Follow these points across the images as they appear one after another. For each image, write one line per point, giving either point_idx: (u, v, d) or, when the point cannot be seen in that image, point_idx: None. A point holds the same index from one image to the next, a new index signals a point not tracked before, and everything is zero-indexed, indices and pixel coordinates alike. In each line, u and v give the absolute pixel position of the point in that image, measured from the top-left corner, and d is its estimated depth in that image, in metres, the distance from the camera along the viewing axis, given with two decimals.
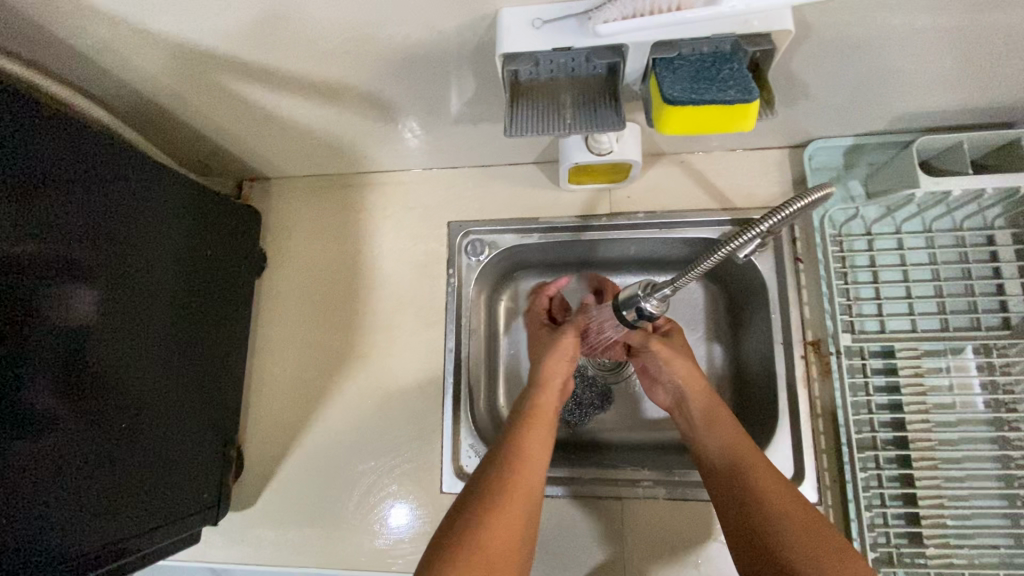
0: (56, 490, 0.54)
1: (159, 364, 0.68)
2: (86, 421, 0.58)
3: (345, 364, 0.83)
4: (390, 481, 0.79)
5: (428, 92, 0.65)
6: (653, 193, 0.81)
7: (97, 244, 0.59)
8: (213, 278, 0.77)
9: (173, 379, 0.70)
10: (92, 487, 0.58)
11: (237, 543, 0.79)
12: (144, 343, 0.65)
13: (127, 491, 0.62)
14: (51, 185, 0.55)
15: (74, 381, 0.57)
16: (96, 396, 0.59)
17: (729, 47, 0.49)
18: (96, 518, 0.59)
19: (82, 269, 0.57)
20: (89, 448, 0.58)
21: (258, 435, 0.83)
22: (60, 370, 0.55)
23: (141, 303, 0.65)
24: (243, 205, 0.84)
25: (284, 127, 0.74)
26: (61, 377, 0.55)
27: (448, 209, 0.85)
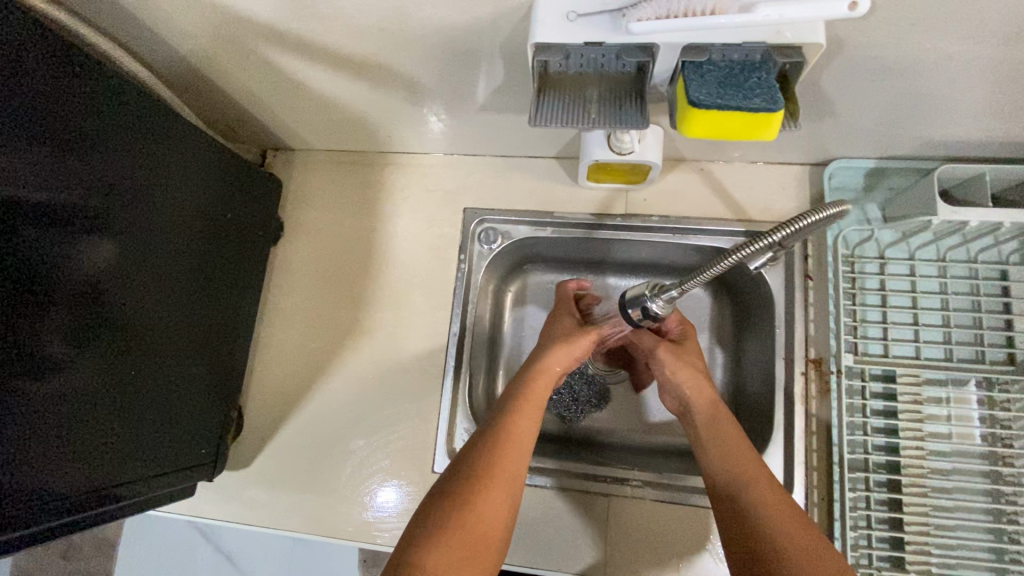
0: (61, 429, 0.56)
1: (169, 319, 0.69)
2: (95, 368, 0.59)
3: (351, 338, 0.84)
4: (384, 456, 0.80)
5: (457, 76, 0.66)
6: (670, 198, 0.81)
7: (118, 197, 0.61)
8: (229, 241, 0.78)
9: (182, 335, 0.71)
10: (95, 431, 0.60)
11: (229, 501, 0.81)
12: (156, 297, 0.67)
13: (127, 440, 0.64)
14: (79, 134, 0.56)
15: (87, 326, 0.58)
16: (106, 344, 0.61)
17: (760, 55, 0.50)
18: (95, 461, 0.60)
19: (103, 219, 0.59)
20: (95, 393, 0.60)
21: (260, 399, 0.85)
22: (73, 315, 0.57)
23: (156, 258, 0.66)
24: (264, 172, 0.85)
25: (312, 99, 0.75)
26: (74, 322, 0.57)
27: (465, 196, 0.86)
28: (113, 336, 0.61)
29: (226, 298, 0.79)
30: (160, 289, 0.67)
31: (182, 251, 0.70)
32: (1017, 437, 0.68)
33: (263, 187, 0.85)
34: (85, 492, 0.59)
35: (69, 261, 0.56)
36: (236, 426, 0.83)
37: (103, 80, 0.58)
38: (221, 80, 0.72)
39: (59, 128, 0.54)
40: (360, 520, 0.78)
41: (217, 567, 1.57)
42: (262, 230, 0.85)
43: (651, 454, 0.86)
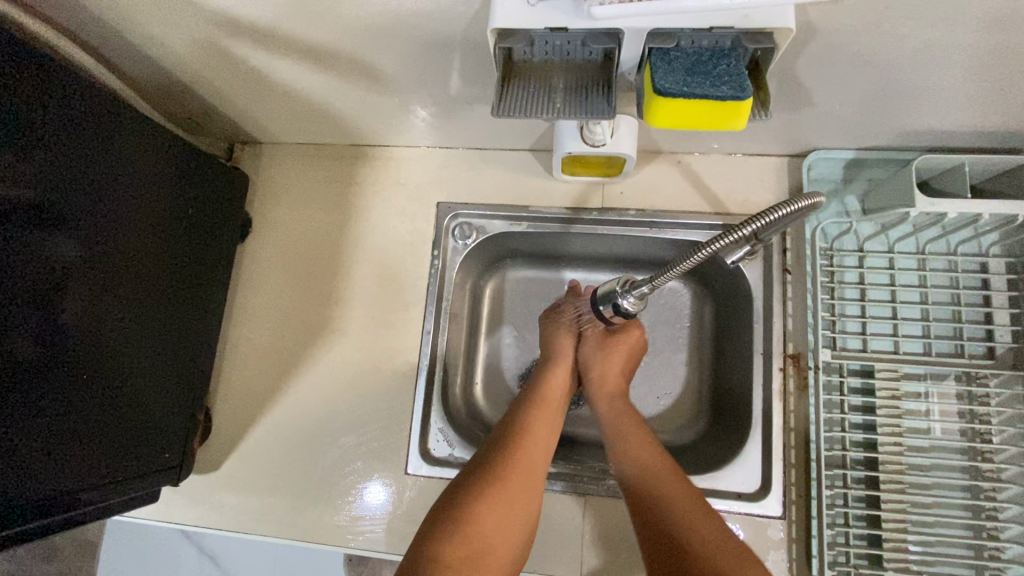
0: (10, 441, 0.53)
1: (129, 321, 0.66)
2: (52, 372, 0.57)
3: (322, 337, 0.82)
4: (357, 457, 0.78)
5: (424, 67, 0.63)
6: (647, 191, 0.79)
7: (69, 192, 0.57)
8: (192, 237, 0.75)
9: (143, 337, 0.68)
10: (52, 439, 0.57)
11: (198, 505, 0.79)
12: (114, 298, 0.64)
13: (86, 447, 0.61)
14: (20, 124, 0.53)
15: (37, 329, 0.55)
16: (56, 349, 0.57)
17: (729, 42, 0.48)
18: (52, 470, 0.58)
19: (58, 218, 0.56)
20: (53, 400, 0.57)
21: (228, 400, 0.82)
22: (25, 316, 0.54)
23: (113, 257, 0.63)
24: (229, 167, 0.82)
25: (277, 91, 0.72)
26: (26, 324, 0.54)
27: (438, 190, 0.84)
28: (64, 339, 0.58)
29: (191, 299, 0.76)
30: (119, 290, 0.64)
31: (141, 251, 0.67)
32: (996, 432, 0.67)
33: (229, 183, 0.82)
34: (39, 503, 0.57)
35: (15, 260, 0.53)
36: (205, 428, 0.81)
37: (47, 66, 0.55)
38: (180, 71, 0.70)
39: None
40: (332, 524, 0.76)
41: (201, 568, 1.56)
42: (230, 227, 0.82)
43: None
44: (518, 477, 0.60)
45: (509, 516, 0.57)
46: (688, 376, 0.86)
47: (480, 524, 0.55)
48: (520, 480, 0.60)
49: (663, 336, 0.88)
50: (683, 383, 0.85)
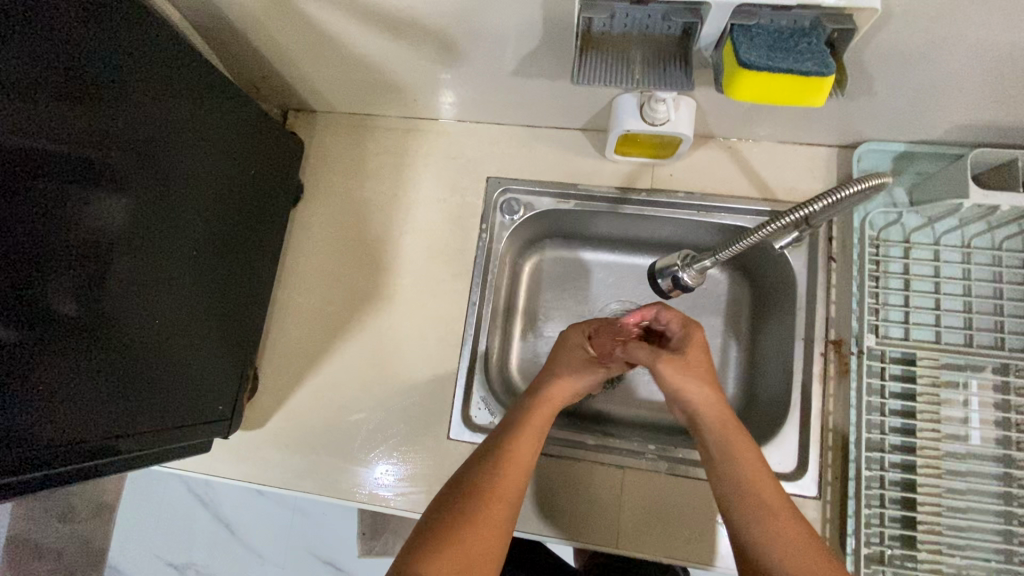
0: (71, 385, 0.55)
1: (171, 274, 0.66)
2: (112, 321, 0.59)
3: (369, 303, 0.84)
4: (400, 421, 0.80)
5: (492, 39, 0.64)
6: (696, 175, 0.80)
7: (120, 136, 0.57)
8: (239, 195, 0.75)
9: (185, 291, 0.68)
10: (110, 386, 0.59)
11: (243, 460, 0.81)
12: (157, 248, 0.64)
13: (142, 395, 0.63)
14: (73, 63, 0.53)
15: (101, 279, 0.57)
16: (101, 292, 0.57)
17: (808, 23, 0.49)
18: (110, 415, 0.60)
19: (122, 175, 0.58)
20: (113, 346, 0.59)
21: (275, 360, 0.85)
22: (90, 267, 0.56)
23: (157, 206, 0.63)
24: (279, 127, 0.82)
25: (341, 56, 0.74)
26: (89, 274, 0.56)
27: (488, 165, 0.85)
28: (108, 285, 0.58)
29: (235, 257, 0.77)
30: (162, 240, 0.64)
31: (187, 203, 0.67)
32: None
33: (284, 147, 0.83)
34: (100, 445, 0.59)
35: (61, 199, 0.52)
36: (252, 386, 0.82)
37: (102, 11, 0.55)
38: (248, 31, 0.71)
39: (51, 54, 0.51)
40: (375, 484, 0.78)
41: (216, 534, 1.66)
42: (282, 190, 0.84)
43: (663, 431, 0.87)
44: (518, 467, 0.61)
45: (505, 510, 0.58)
46: (723, 360, 0.87)
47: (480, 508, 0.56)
48: (517, 464, 0.61)
49: (700, 320, 0.89)
50: (718, 367, 0.87)
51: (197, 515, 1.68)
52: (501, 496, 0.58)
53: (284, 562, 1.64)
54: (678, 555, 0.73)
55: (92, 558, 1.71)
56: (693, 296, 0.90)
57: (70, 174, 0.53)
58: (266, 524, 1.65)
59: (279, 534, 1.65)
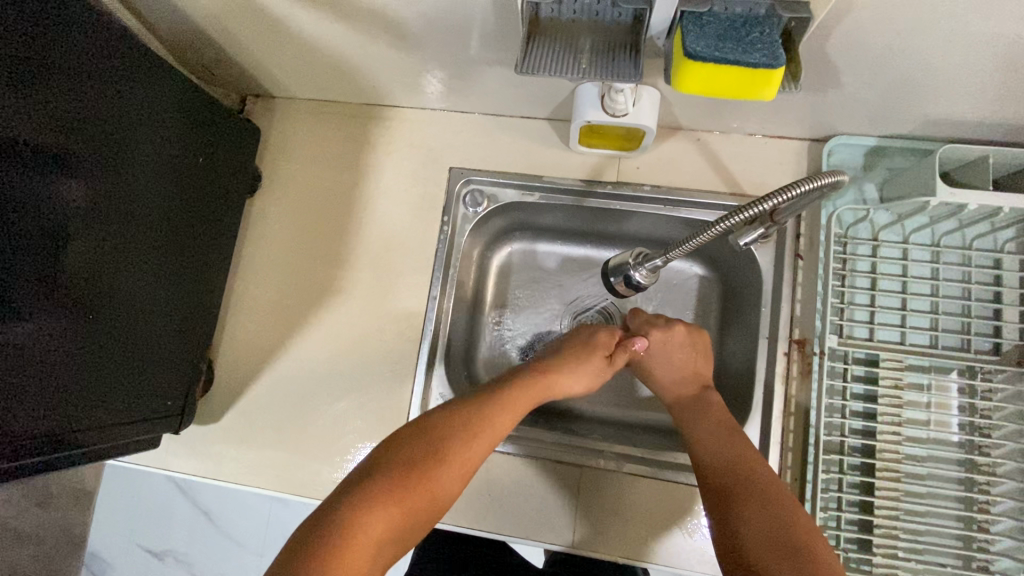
0: (20, 378, 0.54)
1: (102, 262, 0.61)
2: (65, 313, 0.57)
3: (326, 297, 0.81)
4: (356, 418, 0.78)
5: (444, 24, 0.61)
6: (664, 167, 0.78)
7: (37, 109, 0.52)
8: (198, 186, 0.74)
9: (120, 280, 0.64)
10: (65, 377, 0.58)
11: (197, 456, 0.79)
12: (87, 235, 0.59)
13: (96, 388, 0.62)
14: (26, 51, 0.51)
15: (53, 272, 0.56)
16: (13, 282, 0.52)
17: (762, 11, 0.47)
18: (61, 409, 0.59)
19: (79, 165, 0.57)
20: (67, 338, 0.58)
21: (231, 354, 0.83)
22: (42, 260, 0.55)
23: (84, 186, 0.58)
24: (232, 114, 0.79)
25: (292, 41, 0.70)
26: (40, 267, 0.55)
27: (451, 154, 0.82)
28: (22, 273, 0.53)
29: (178, 247, 0.72)
30: (93, 227, 0.59)
31: (122, 187, 0.62)
32: (995, 428, 0.67)
33: (238, 134, 0.80)
34: (50, 440, 0.58)
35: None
36: (205, 381, 0.80)
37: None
38: (193, 14, 0.67)
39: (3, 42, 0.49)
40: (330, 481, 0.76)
41: (194, 522, 1.66)
42: (235, 179, 0.80)
43: (627, 429, 0.86)
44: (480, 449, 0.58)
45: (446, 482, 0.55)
46: None
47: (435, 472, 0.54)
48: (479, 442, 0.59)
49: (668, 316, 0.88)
50: None
51: (175, 502, 1.67)
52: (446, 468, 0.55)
53: (262, 550, 1.64)
54: (635, 556, 0.72)
55: (71, 544, 1.71)
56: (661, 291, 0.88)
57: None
58: (244, 511, 1.65)
59: (257, 522, 1.65)
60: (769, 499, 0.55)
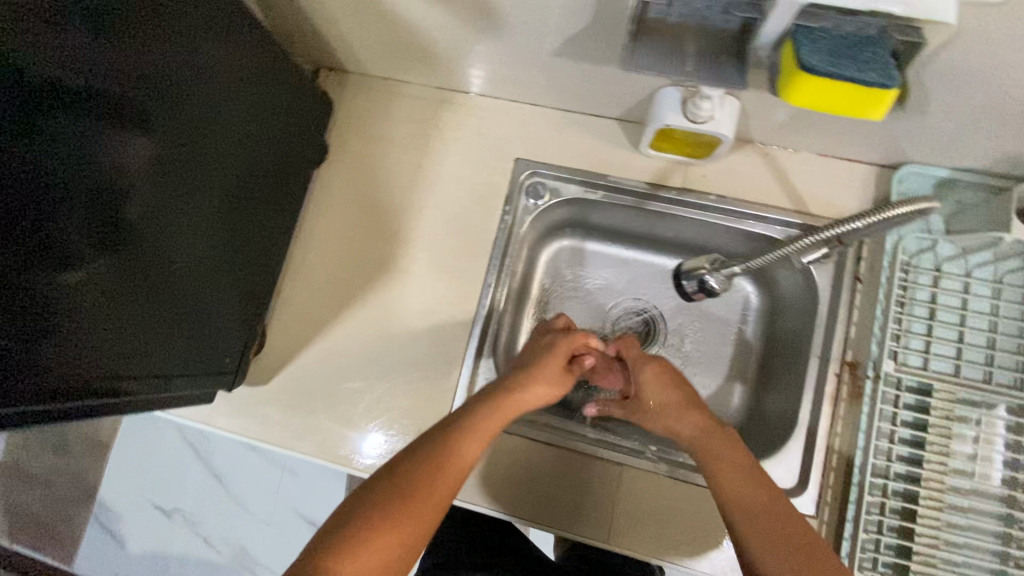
0: (72, 332, 0.53)
1: (172, 216, 0.61)
2: (118, 269, 0.56)
3: (383, 274, 0.83)
4: (402, 394, 0.80)
5: (540, 16, 0.62)
6: (730, 178, 0.78)
7: (130, 61, 0.52)
8: (253, 147, 0.71)
9: (186, 235, 0.64)
10: (111, 333, 0.57)
11: (242, 416, 0.80)
12: (161, 188, 0.59)
13: (141, 345, 0.61)
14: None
15: (110, 224, 0.54)
16: (94, 230, 0.53)
17: (874, 32, 0.47)
18: (109, 364, 0.58)
19: (141, 115, 0.54)
20: (118, 294, 0.57)
21: (284, 320, 0.84)
22: (98, 212, 0.53)
23: (163, 140, 0.58)
24: (302, 76, 0.78)
25: (382, 18, 0.71)
26: (98, 219, 0.53)
27: (518, 145, 0.83)
28: (103, 221, 0.53)
29: (240, 206, 0.72)
30: (167, 180, 0.60)
31: (196, 142, 0.62)
32: None
33: (310, 104, 0.81)
34: (98, 390, 0.57)
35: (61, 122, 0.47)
36: (257, 345, 0.82)
37: None
38: None
39: None
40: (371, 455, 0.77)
41: (205, 484, 1.69)
42: (302, 146, 0.81)
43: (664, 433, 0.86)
44: (462, 451, 0.59)
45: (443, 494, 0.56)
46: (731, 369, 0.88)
47: (427, 491, 0.55)
48: (462, 457, 0.59)
49: (714, 324, 0.91)
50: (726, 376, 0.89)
51: (191, 463, 1.70)
52: (441, 477, 0.56)
53: (270, 518, 1.66)
54: (668, 558, 0.73)
55: (83, 492, 1.74)
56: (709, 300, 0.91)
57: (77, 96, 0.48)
58: (256, 478, 1.67)
59: (268, 490, 1.67)
60: (746, 499, 0.57)
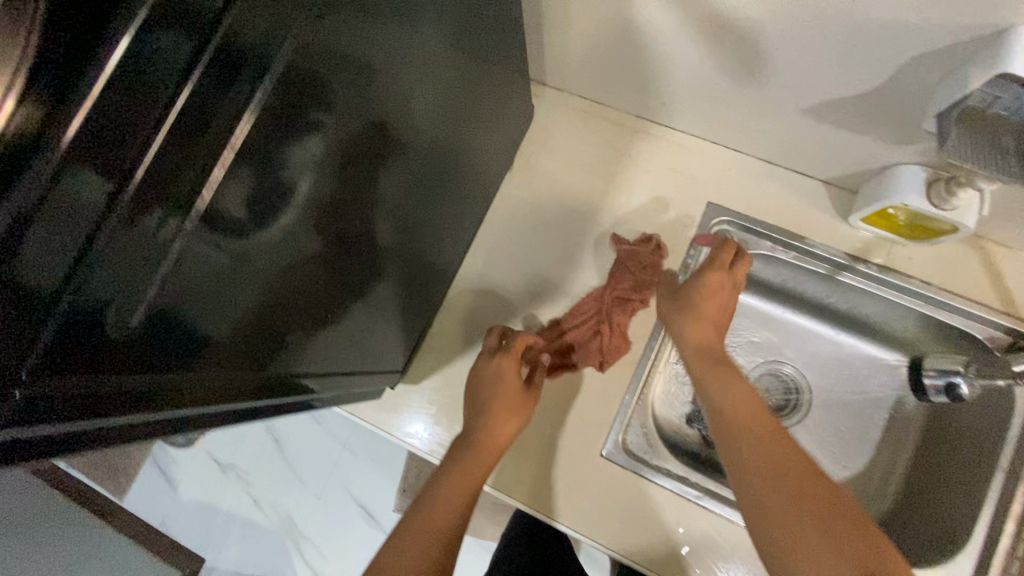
0: (277, 358, 0.45)
1: (383, 209, 0.53)
2: (319, 280, 0.46)
3: (551, 295, 0.81)
4: (552, 423, 0.77)
5: (813, 69, 0.60)
6: (938, 266, 0.75)
7: (403, 39, 0.45)
8: (437, 123, 0.58)
9: (394, 222, 0.59)
10: (303, 351, 0.49)
11: (386, 412, 0.79)
12: (393, 177, 0.53)
13: (324, 354, 0.54)
14: None
15: (322, 230, 0.43)
16: (346, 228, 0.48)
17: None
18: (298, 380, 0.51)
19: (361, 89, 0.41)
20: (314, 308, 0.48)
21: (444, 323, 0.82)
22: (313, 222, 0.41)
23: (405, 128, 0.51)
24: (514, 54, 0.72)
25: (623, 41, 0.70)
26: (312, 228, 0.42)
27: (713, 189, 0.80)
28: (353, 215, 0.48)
29: (435, 190, 0.66)
30: (393, 166, 0.52)
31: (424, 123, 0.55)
32: None
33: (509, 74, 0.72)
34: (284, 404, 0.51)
35: (353, 117, 0.41)
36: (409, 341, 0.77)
37: None
38: None
39: None
40: (514, 478, 0.74)
41: (265, 445, 1.71)
42: (493, 119, 0.73)
43: None
44: (477, 459, 0.68)
45: (456, 497, 0.65)
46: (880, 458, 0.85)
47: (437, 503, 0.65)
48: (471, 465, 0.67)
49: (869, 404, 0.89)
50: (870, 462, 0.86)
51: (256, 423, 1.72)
52: (455, 490, 0.65)
53: (321, 493, 1.66)
54: None
55: None
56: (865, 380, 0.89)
57: (349, 81, 0.39)
58: (316, 450, 1.68)
59: (324, 465, 1.67)
60: (741, 425, 0.58)
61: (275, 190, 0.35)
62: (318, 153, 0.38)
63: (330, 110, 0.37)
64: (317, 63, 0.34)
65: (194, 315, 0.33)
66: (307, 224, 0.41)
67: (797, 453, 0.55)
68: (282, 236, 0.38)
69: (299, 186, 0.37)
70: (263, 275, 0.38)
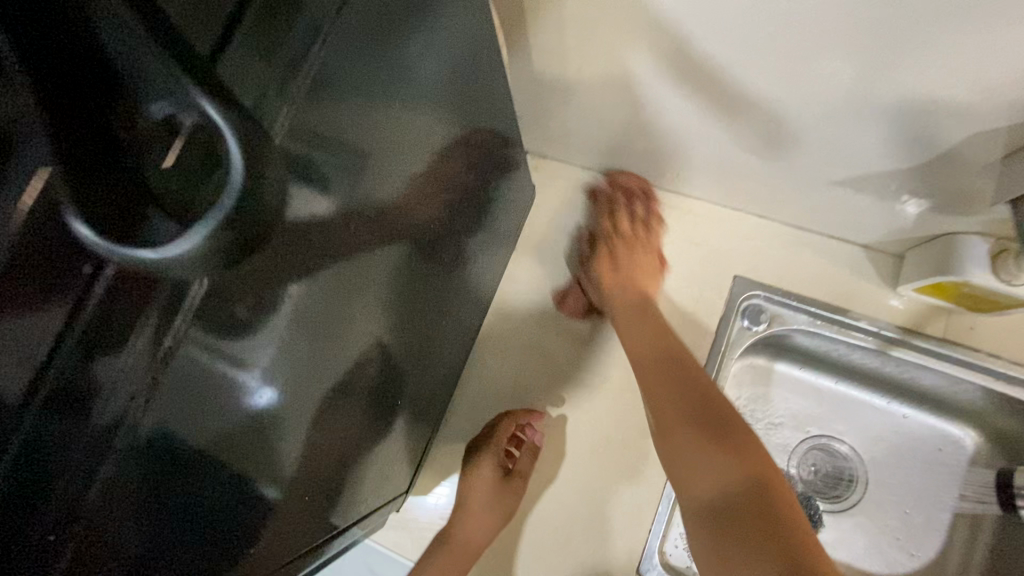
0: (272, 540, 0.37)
1: (389, 332, 0.47)
2: (315, 440, 0.39)
3: (570, 384, 0.74)
4: (581, 537, 0.68)
5: (852, 137, 0.53)
6: (1007, 336, 0.66)
7: (393, 122, 0.37)
8: (445, 221, 0.52)
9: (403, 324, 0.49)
10: (301, 517, 0.41)
11: (397, 530, 0.71)
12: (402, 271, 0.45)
13: (327, 507, 0.46)
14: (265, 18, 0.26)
15: (313, 390, 0.36)
16: (350, 356, 0.40)
17: None
18: (299, 549, 0.43)
19: (350, 227, 0.34)
20: (312, 470, 0.40)
21: (454, 424, 0.75)
22: (300, 383, 0.34)
23: (410, 216, 0.43)
24: (512, 135, 0.66)
25: (631, 115, 0.64)
26: (300, 392, 0.35)
27: (740, 261, 0.73)
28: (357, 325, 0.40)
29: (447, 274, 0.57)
30: (399, 284, 0.45)
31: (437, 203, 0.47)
32: None
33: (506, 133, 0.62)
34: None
35: (347, 217, 0.33)
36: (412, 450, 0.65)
37: None
38: (544, 69, 0.62)
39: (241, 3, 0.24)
40: None
41: None
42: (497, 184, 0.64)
43: None
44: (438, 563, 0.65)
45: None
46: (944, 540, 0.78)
47: None
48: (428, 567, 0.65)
49: (933, 479, 0.80)
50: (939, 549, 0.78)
51: None
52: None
53: None
54: None
55: None
56: (923, 450, 0.81)
57: (332, 226, 0.32)
58: None
59: None
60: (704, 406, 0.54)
61: (269, 300, 0.29)
62: (291, 313, 0.31)
63: (310, 263, 0.31)
64: (294, 220, 0.28)
65: (180, 459, 0.26)
66: (307, 337, 0.33)
67: (700, 377, 0.57)
68: (250, 431, 0.31)
69: (286, 329, 0.31)
70: (239, 477, 0.31)
